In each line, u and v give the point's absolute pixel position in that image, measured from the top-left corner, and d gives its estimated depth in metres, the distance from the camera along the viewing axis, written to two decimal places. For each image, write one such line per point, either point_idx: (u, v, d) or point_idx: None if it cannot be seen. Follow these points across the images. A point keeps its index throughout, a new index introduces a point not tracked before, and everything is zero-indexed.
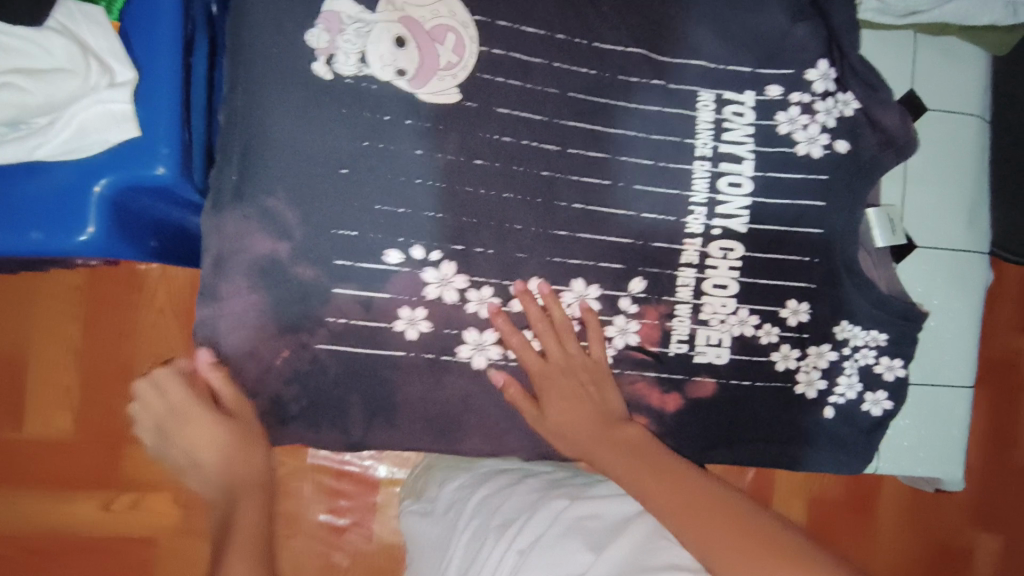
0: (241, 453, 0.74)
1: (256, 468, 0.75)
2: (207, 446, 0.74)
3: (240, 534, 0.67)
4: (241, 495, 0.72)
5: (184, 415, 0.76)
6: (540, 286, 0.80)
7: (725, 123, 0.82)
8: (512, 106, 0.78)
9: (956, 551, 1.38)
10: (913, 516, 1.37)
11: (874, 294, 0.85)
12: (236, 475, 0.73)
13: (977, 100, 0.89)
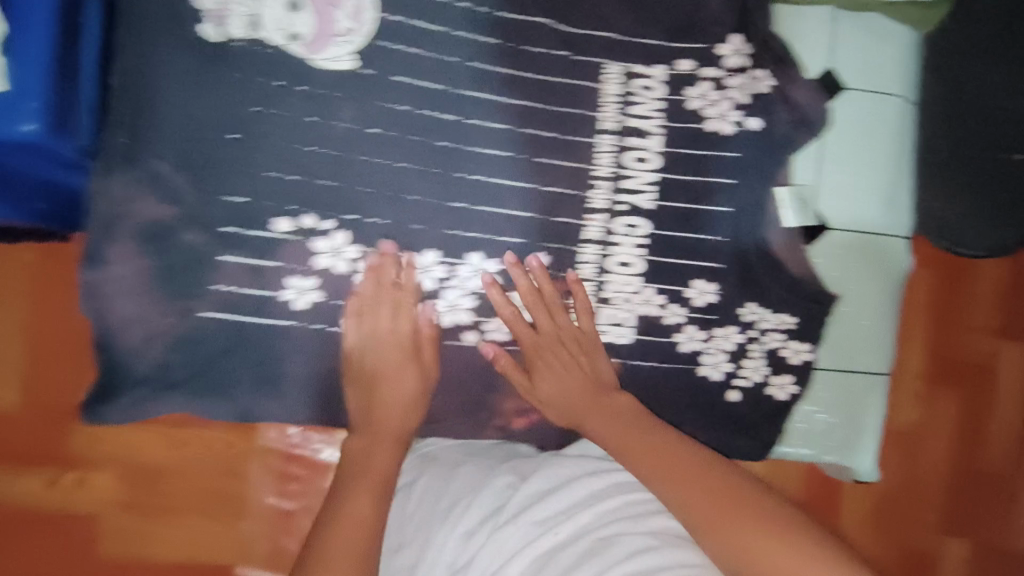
0: (399, 407, 0.80)
1: (406, 423, 0.80)
2: (392, 405, 0.79)
3: (371, 488, 0.75)
4: (370, 441, 0.79)
5: (392, 378, 0.79)
6: (534, 259, 0.80)
7: (632, 97, 0.80)
8: (411, 74, 0.76)
9: (917, 556, 1.36)
10: (877, 520, 1.34)
11: (779, 275, 0.84)
12: (383, 424, 0.79)
13: (900, 80, 0.86)
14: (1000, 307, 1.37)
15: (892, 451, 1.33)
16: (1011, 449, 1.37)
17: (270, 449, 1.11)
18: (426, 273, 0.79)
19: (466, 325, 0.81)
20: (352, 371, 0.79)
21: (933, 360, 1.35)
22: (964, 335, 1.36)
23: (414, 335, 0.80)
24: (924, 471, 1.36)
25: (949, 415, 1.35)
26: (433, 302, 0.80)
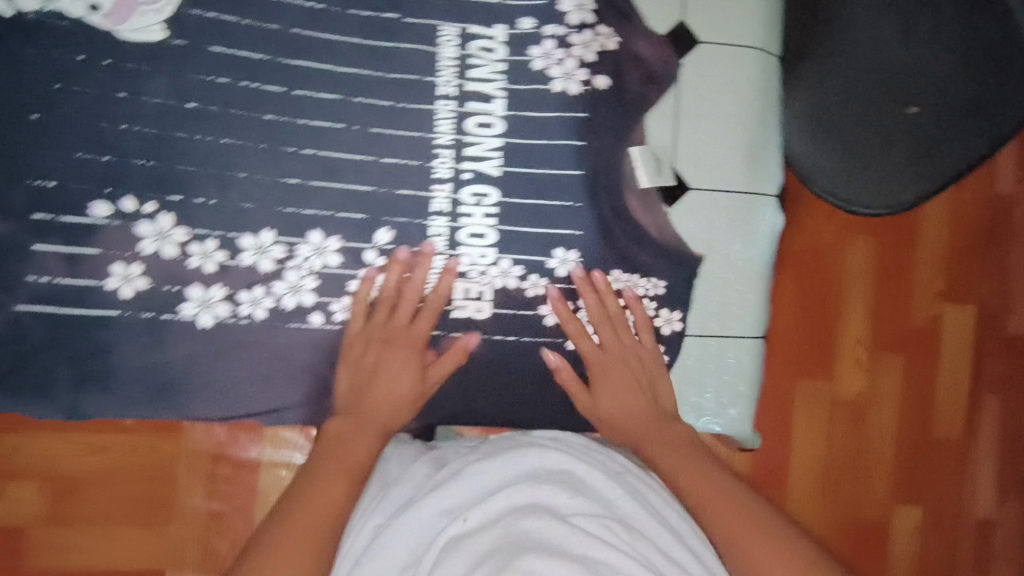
0: (392, 401, 0.75)
1: (394, 418, 0.75)
2: (385, 395, 0.75)
3: (344, 467, 0.66)
4: (355, 426, 0.72)
5: (392, 367, 0.75)
6: (424, 245, 0.77)
7: (470, 59, 0.77)
8: (227, 43, 0.72)
9: (872, 527, 1.27)
10: (828, 491, 1.25)
11: (641, 240, 0.82)
12: (368, 409, 0.74)
13: (760, 30, 0.83)
14: (945, 267, 1.29)
15: (834, 419, 1.25)
16: (960, 415, 1.31)
17: (198, 452, 0.96)
18: (263, 254, 0.75)
19: (311, 307, 0.77)
20: (352, 362, 0.76)
21: (876, 326, 1.26)
22: (912, 301, 1.27)
23: (252, 320, 0.76)
24: (875, 441, 1.27)
25: (894, 382, 1.27)
26: (272, 285, 0.76)
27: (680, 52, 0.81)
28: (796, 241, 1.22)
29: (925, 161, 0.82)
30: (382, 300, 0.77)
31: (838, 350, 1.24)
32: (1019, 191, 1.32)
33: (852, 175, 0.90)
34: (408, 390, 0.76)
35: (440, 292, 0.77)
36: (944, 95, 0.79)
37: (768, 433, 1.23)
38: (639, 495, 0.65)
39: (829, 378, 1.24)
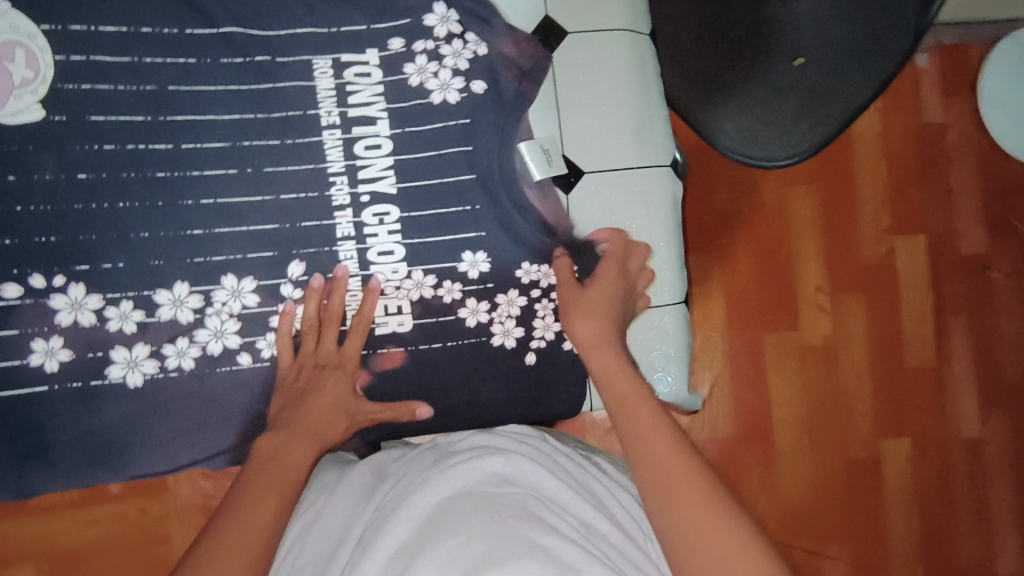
0: (328, 417, 0.76)
1: (332, 433, 0.76)
2: (322, 410, 0.76)
3: (276, 488, 0.67)
4: (291, 437, 0.73)
5: (325, 383, 0.77)
6: (336, 269, 0.79)
7: (348, 86, 0.80)
8: (108, 111, 0.75)
9: (864, 464, 1.30)
10: (810, 436, 1.28)
11: (547, 228, 0.84)
12: (305, 426, 0.74)
13: (624, 11, 0.87)
14: (887, 198, 1.31)
15: (804, 366, 1.28)
16: (928, 341, 1.32)
17: (187, 507, 0.99)
18: (180, 306, 0.76)
19: (238, 348, 0.78)
20: (288, 387, 0.77)
21: (831, 269, 1.29)
22: (860, 239, 1.30)
23: (181, 371, 0.77)
24: (850, 381, 1.30)
25: (858, 320, 1.30)
26: (195, 334, 0.77)
27: (549, 47, 0.85)
28: (737, 202, 1.26)
29: (819, 110, 0.82)
30: (306, 328, 0.78)
31: (797, 299, 1.28)
32: (948, 117, 1.33)
33: (751, 129, 0.86)
34: (340, 404, 0.77)
35: (358, 314, 0.79)
36: (839, 40, 0.81)
37: (745, 389, 1.26)
38: (566, 474, 0.66)
39: (794, 327, 1.28)
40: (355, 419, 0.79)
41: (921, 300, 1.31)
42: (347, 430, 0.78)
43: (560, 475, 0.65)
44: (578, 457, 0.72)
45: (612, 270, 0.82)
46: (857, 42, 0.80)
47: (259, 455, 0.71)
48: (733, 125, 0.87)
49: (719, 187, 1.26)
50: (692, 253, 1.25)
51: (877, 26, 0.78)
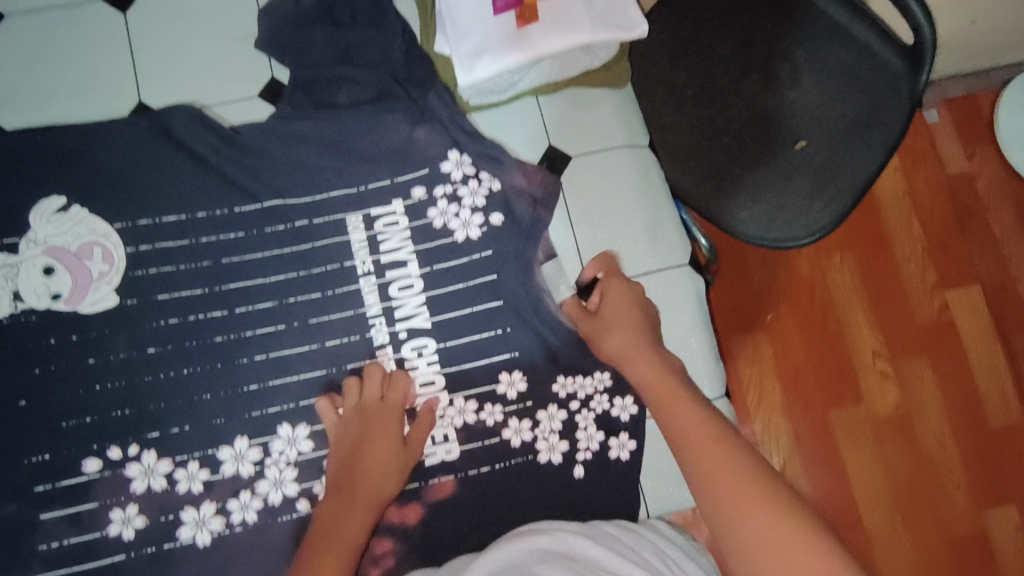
0: (383, 469, 0.77)
1: (386, 490, 0.77)
2: (373, 467, 0.77)
3: (337, 547, 0.70)
4: (345, 504, 0.74)
5: (372, 434, 0.79)
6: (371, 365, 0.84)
7: (379, 236, 0.88)
8: (171, 289, 0.84)
9: (970, 538, 1.20)
10: (904, 514, 1.20)
11: (577, 339, 0.87)
12: (362, 486, 0.76)
13: (620, 130, 0.95)
14: (930, 254, 1.29)
15: (881, 438, 1.23)
16: (1010, 397, 1.25)
17: None
18: (242, 460, 0.81)
19: (296, 495, 0.81)
20: (340, 449, 0.78)
21: (886, 335, 1.26)
22: (910, 299, 1.27)
23: (246, 525, 0.80)
24: (933, 448, 1.23)
25: (927, 383, 1.25)
26: (256, 486, 0.81)
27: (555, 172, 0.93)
28: (772, 281, 1.27)
29: (829, 185, 0.87)
30: (349, 394, 0.81)
31: (857, 368, 1.24)
32: (971, 166, 1.34)
33: (768, 214, 0.88)
34: (390, 455, 0.78)
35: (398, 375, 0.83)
36: (831, 120, 0.89)
37: (821, 467, 1.21)
38: (612, 540, 0.68)
39: (860, 399, 1.24)
40: (406, 469, 0.79)
41: (990, 354, 1.26)
42: (402, 483, 0.79)
43: (604, 541, 0.67)
44: (630, 525, 0.74)
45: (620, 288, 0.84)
46: (854, 111, 0.88)
47: (320, 519, 0.74)
48: (746, 210, 0.89)
49: (754, 268, 1.27)
50: (735, 335, 1.25)
51: (870, 105, 0.87)
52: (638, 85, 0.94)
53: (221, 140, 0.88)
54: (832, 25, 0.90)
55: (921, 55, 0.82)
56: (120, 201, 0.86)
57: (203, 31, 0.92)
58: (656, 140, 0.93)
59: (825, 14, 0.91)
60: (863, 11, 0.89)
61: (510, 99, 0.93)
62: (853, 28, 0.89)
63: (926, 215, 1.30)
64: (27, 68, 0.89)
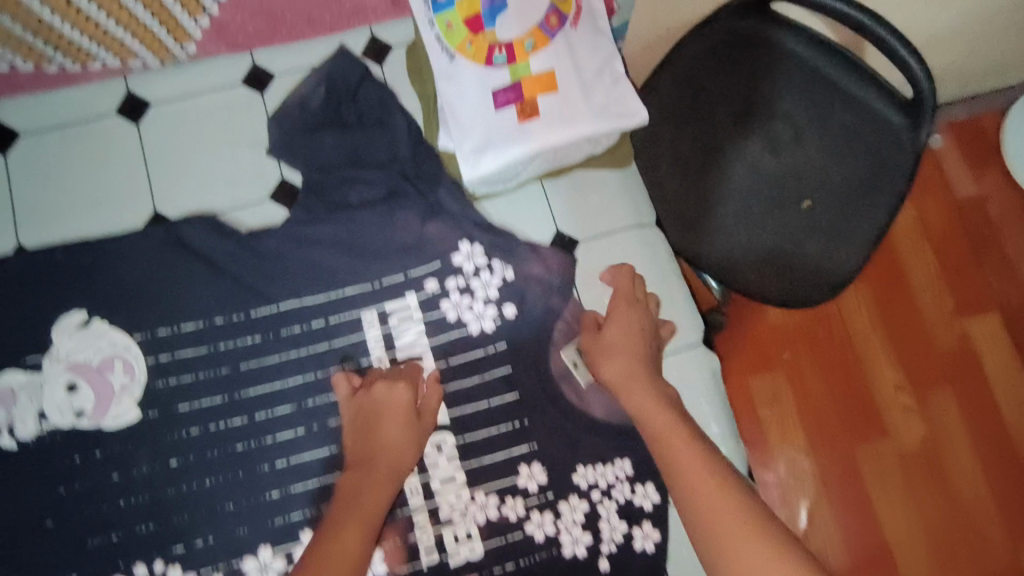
0: (399, 439, 0.77)
1: (405, 463, 0.76)
2: (389, 440, 0.77)
3: (359, 517, 0.70)
4: (365, 474, 0.74)
5: (386, 405, 0.79)
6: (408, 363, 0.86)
7: (395, 332, 0.89)
8: (192, 399, 0.85)
9: None
10: (939, 562, 1.11)
11: (595, 427, 0.87)
12: (381, 459, 0.75)
13: (627, 210, 0.96)
14: (943, 280, 1.21)
15: (909, 479, 1.14)
16: None
17: None
18: (266, 570, 0.81)
19: None
20: (355, 422, 0.79)
21: (907, 370, 1.18)
22: (931, 334, 1.19)
23: None
24: (965, 488, 1.13)
25: (954, 416, 1.16)
26: None
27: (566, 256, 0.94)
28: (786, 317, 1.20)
29: (840, 240, 0.85)
30: (370, 376, 0.84)
31: (879, 406, 1.16)
32: (983, 188, 1.25)
33: (781, 276, 0.87)
34: (406, 425, 0.78)
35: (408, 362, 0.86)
36: (837, 178, 0.86)
37: (847, 503, 1.14)
38: None
39: (884, 438, 1.16)
40: (421, 443, 0.79)
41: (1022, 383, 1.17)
42: (419, 456, 0.78)
43: None
44: None
45: (621, 305, 0.85)
46: (857, 169, 0.85)
47: (341, 493, 0.73)
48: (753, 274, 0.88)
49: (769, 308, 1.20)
50: (754, 375, 1.18)
51: (879, 157, 0.84)
52: (637, 148, 0.94)
53: (237, 246, 0.90)
54: (828, 82, 0.87)
55: (924, 113, 0.79)
56: (140, 313, 0.88)
57: (217, 137, 0.95)
58: (659, 199, 0.93)
59: (822, 66, 0.86)
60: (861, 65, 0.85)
61: (513, 184, 0.91)
62: (848, 85, 0.86)
63: (943, 247, 1.23)
64: (50, 185, 0.92)
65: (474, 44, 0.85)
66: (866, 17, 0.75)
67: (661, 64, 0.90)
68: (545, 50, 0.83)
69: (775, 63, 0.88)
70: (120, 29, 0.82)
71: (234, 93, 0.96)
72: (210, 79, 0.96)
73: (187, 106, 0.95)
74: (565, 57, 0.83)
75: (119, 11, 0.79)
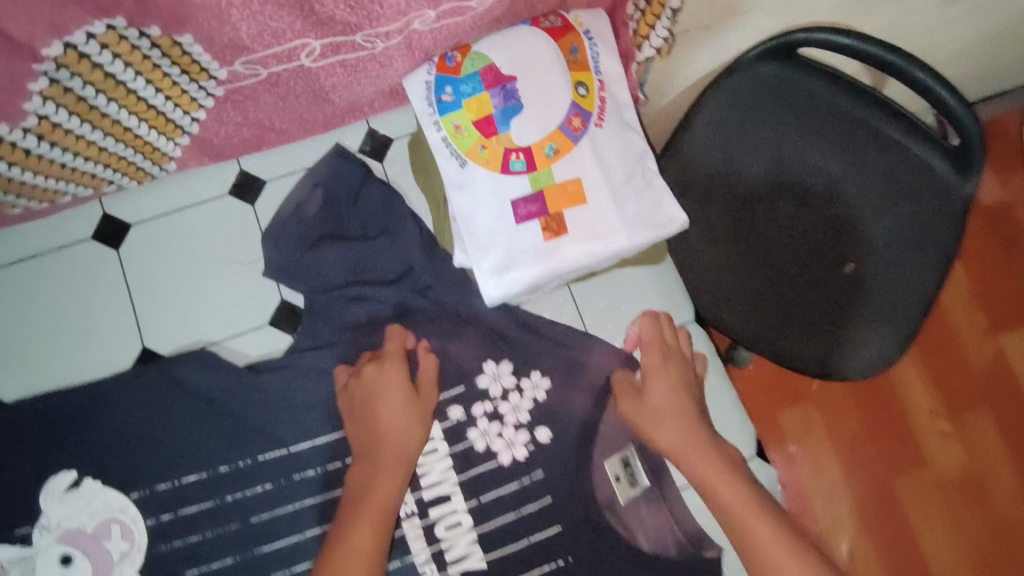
0: (401, 423, 0.76)
1: (410, 445, 0.76)
2: (391, 423, 0.76)
3: (371, 512, 0.71)
4: (371, 464, 0.74)
5: (381, 389, 0.77)
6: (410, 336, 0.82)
7: (418, 469, 0.80)
8: (202, 562, 0.78)
9: None
10: None
11: (646, 561, 0.80)
12: (385, 444, 0.75)
13: (665, 310, 0.88)
14: (977, 297, 1.14)
15: (950, 502, 1.08)
16: None
17: None
18: None
19: None
20: (351, 410, 0.78)
21: (941, 390, 1.11)
22: (961, 347, 1.13)
23: None
24: (1009, 509, 1.06)
25: (994, 440, 1.09)
26: None
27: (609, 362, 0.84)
28: None
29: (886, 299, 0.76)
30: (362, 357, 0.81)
31: (913, 428, 1.10)
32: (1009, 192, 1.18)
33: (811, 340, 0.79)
34: (405, 407, 0.77)
35: (391, 331, 0.81)
36: (886, 231, 0.76)
37: (890, 541, 1.07)
38: None
39: (921, 461, 1.09)
40: (425, 420, 0.78)
41: None
42: (426, 434, 0.77)
43: None
44: None
45: (659, 357, 0.81)
46: (903, 219, 0.75)
47: (352, 485, 0.74)
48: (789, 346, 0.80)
49: None
50: (784, 412, 1.11)
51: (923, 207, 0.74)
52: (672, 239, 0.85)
53: (239, 383, 0.81)
54: (856, 120, 0.77)
55: (973, 158, 0.70)
56: (136, 468, 0.79)
57: (207, 257, 0.86)
58: (681, 262, 0.84)
59: (852, 112, 0.77)
60: (900, 111, 0.75)
61: (532, 297, 0.81)
62: (885, 128, 0.76)
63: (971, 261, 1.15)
64: (23, 325, 0.82)
65: (487, 148, 0.75)
66: (897, 59, 0.69)
67: (677, 127, 0.82)
68: (570, 156, 0.74)
69: (776, 105, 0.79)
70: (90, 163, 0.72)
71: (223, 206, 0.87)
72: (194, 193, 0.86)
73: (170, 225, 0.86)
74: (593, 162, 0.74)
75: (88, 149, 0.70)
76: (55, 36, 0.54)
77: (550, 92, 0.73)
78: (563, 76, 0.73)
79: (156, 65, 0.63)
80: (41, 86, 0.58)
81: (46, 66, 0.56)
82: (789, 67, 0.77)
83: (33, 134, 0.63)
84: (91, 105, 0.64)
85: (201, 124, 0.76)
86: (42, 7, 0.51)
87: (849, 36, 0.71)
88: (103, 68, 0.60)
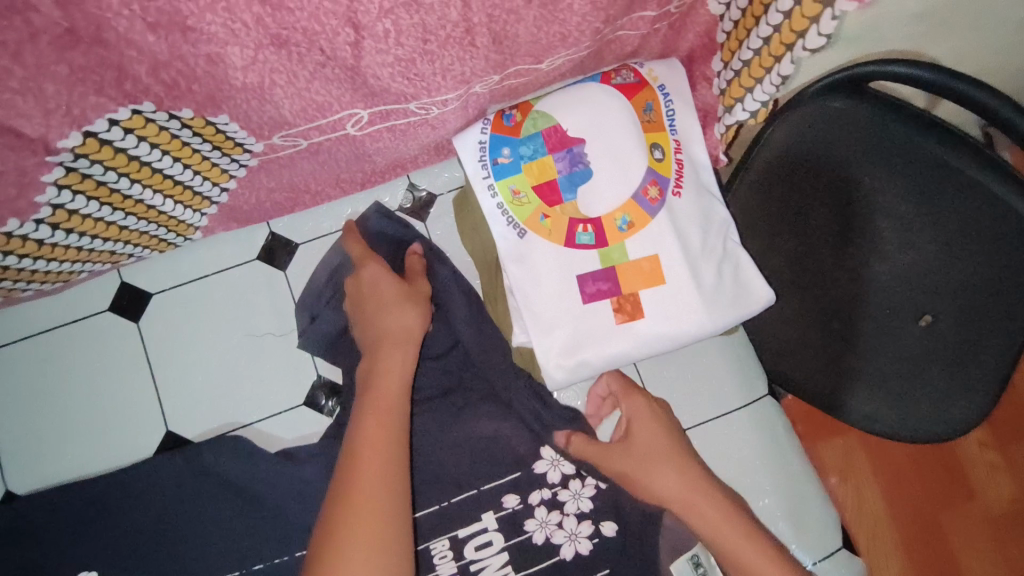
0: (399, 296, 0.68)
1: (408, 317, 0.67)
2: (383, 303, 0.68)
3: (383, 396, 0.63)
4: (377, 348, 0.66)
5: (370, 278, 0.70)
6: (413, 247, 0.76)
7: (473, 566, 0.73)
8: None
9: None
10: None
11: None
12: (386, 328, 0.67)
13: (736, 387, 0.81)
14: None
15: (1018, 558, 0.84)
16: None
17: None
18: None
19: None
20: (353, 304, 0.71)
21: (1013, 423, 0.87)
22: None
23: None
24: None
25: None
26: None
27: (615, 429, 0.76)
28: None
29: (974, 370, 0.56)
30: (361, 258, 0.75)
31: (974, 467, 0.87)
32: None
33: (899, 410, 0.62)
34: (395, 287, 0.69)
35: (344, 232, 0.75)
36: (956, 289, 0.55)
37: None
38: None
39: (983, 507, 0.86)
40: (422, 298, 0.70)
41: None
42: (427, 313, 0.69)
43: None
44: None
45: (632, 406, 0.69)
46: (983, 280, 0.53)
47: (362, 379, 0.66)
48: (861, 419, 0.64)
49: None
50: (824, 442, 0.89)
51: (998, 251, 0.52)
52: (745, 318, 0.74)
53: (275, 472, 0.74)
54: (935, 161, 0.54)
55: None
56: (160, 566, 0.72)
57: (235, 328, 0.78)
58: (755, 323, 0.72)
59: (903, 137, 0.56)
60: (959, 133, 0.53)
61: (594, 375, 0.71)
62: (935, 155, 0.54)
63: None
64: (40, 407, 0.76)
65: (549, 217, 0.66)
66: (929, 76, 0.53)
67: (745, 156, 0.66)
68: (645, 231, 0.66)
69: (847, 141, 0.59)
70: (109, 242, 0.65)
71: (254, 272, 0.79)
72: (220, 258, 0.79)
73: (194, 294, 0.78)
74: (670, 234, 0.66)
75: (108, 230, 0.62)
76: (72, 127, 0.46)
77: (623, 157, 0.65)
78: (636, 138, 0.65)
79: (185, 142, 0.54)
80: (56, 176, 0.51)
81: (61, 156, 0.49)
82: (858, 104, 0.57)
83: (47, 224, 0.56)
84: (112, 189, 0.55)
85: (231, 194, 0.68)
86: (57, 97, 0.43)
87: (924, 69, 0.54)
88: (127, 152, 0.52)
